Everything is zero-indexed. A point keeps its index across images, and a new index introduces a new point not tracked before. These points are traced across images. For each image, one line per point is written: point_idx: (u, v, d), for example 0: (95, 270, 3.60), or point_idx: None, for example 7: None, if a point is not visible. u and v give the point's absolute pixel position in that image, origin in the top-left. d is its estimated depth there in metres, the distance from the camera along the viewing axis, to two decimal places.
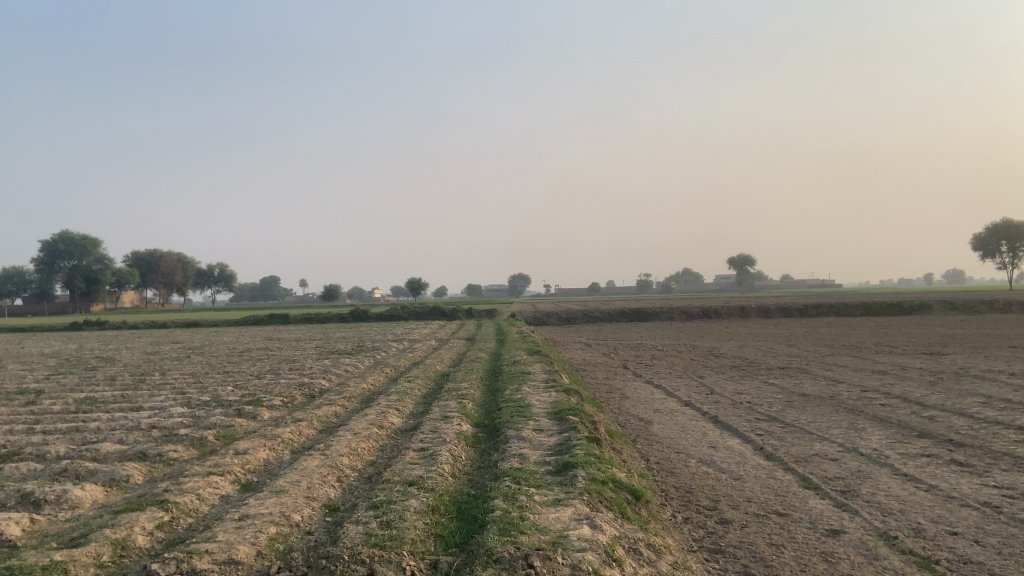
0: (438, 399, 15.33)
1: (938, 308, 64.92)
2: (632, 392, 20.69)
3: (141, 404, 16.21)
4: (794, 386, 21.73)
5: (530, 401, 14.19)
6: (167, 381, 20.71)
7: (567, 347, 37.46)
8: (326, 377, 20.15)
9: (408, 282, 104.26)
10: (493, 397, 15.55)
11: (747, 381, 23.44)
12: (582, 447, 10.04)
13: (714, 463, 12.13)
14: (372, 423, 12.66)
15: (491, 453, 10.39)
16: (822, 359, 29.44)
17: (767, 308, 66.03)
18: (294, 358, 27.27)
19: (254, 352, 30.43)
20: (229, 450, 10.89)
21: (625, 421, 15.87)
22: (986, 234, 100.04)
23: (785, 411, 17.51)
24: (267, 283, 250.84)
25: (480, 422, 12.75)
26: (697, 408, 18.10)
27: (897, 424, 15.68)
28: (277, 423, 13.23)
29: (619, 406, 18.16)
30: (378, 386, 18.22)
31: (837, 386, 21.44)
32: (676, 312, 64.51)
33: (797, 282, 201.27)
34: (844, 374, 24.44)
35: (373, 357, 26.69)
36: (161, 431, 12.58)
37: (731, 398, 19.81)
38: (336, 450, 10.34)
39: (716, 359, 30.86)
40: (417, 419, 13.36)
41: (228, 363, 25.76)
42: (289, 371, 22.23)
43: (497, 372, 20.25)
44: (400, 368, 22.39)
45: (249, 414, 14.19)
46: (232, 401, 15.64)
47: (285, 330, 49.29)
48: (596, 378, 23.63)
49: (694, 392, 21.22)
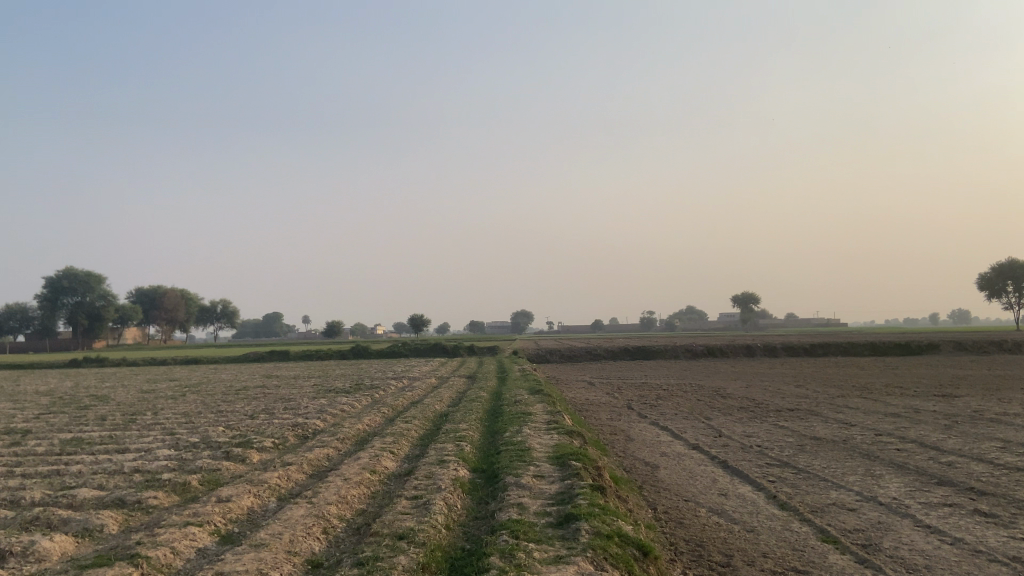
0: (435, 441, 14.74)
1: (946, 348, 64.12)
2: (636, 434, 20.04)
3: (127, 445, 15.60)
4: (804, 429, 21.09)
5: (531, 444, 13.58)
6: (158, 421, 20.13)
7: (570, 386, 36.79)
8: (321, 417, 19.56)
9: (411, 319, 103.75)
10: (493, 439, 14.95)
11: (756, 423, 22.78)
12: (585, 496, 9.43)
13: (726, 513, 11.50)
14: (365, 467, 12.05)
15: (489, 502, 9.79)
16: (831, 400, 28.76)
17: (772, 347, 65.32)
18: (290, 396, 26.67)
19: (250, 390, 29.84)
20: (212, 496, 10.30)
21: (630, 466, 15.23)
22: (992, 274, 99.49)
23: (797, 456, 16.85)
24: (270, 320, 250.59)
25: (477, 466, 12.15)
26: (705, 452, 17.45)
27: (915, 471, 15.03)
28: (265, 467, 12.64)
29: (624, 449, 17.52)
30: (374, 427, 17.60)
31: (849, 430, 20.77)
32: (681, 351, 63.74)
33: (802, 320, 200.37)
34: (856, 416, 23.75)
35: (371, 396, 26.07)
36: (144, 475, 11.98)
37: (739, 441, 19.15)
38: (325, 498, 9.75)
39: (722, 399, 30.17)
40: (412, 463, 12.76)
41: (222, 402, 25.15)
42: (284, 410, 21.64)
43: (498, 413, 19.63)
44: (397, 408, 21.79)
45: (237, 457, 13.61)
46: (222, 442, 15.06)
47: (285, 367, 48.69)
48: (600, 419, 22.97)
49: (701, 434, 20.56)
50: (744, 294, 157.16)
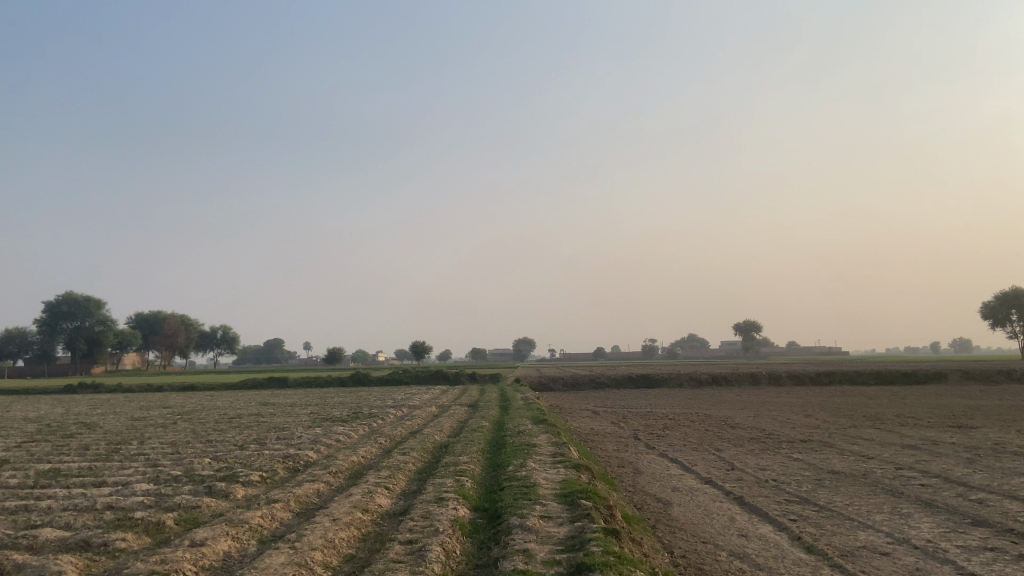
0: (433, 476, 13.79)
1: (954, 377, 62.97)
2: (645, 467, 19.08)
3: (105, 478, 14.66)
4: (821, 462, 20.12)
5: (535, 480, 12.65)
6: (142, 451, 19.21)
7: (573, 414, 35.79)
8: (314, 448, 18.64)
9: (411, 346, 102.67)
10: (495, 474, 14.00)
11: (768, 455, 21.79)
12: (598, 542, 8.49)
13: (749, 557, 10.55)
14: (356, 505, 11.13)
15: (492, 547, 8.87)
16: (845, 431, 27.75)
17: (777, 375, 64.20)
18: (283, 425, 25.70)
19: (244, 418, 28.88)
20: (186, 539, 9.36)
21: (640, 503, 14.28)
22: (997, 303, 98.51)
23: (818, 492, 15.87)
24: (270, 347, 249.51)
25: (478, 505, 11.21)
26: (719, 487, 16.48)
27: (946, 508, 14.08)
28: (248, 504, 11.71)
29: (633, 483, 16.57)
30: (369, 459, 16.65)
31: (868, 463, 19.79)
32: (685, 379, 62.60)
33: (805, 349, 199.08)
34: (872, 448, 22.78)
35: (368, 425, 25.11)
36: (117, 514, 11.06)
37: (754, 475, 18.16)
38: (309, 542, 8.83)
39: (732, 430, 29.13)
40: (408, 501, 11.81)
41: (213, 431, 24.21)
42: (276, 440, 20.69)
43: (499, 443, 18.70)
44: (394, 438, 20.84)
45: (219, 493, 12.68)
46: (205, 476, 14.13)
47: (282, 394, 47.58)
48: (606, 450, 22.04)
49: (712, 466, 19.59)
50: (745, 321, 156.59)
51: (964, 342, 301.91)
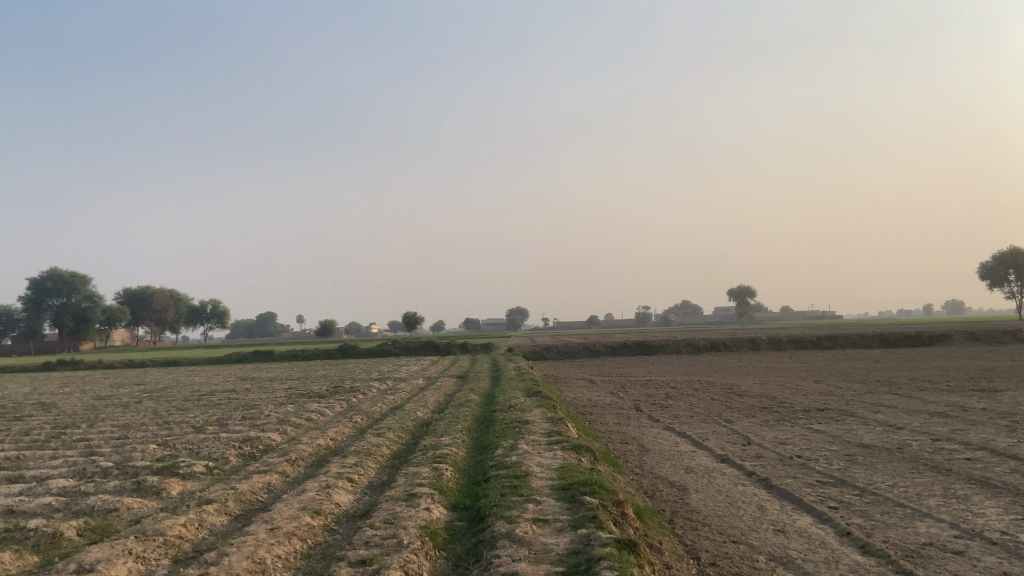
0: (408, 463, 11.66)
1: (958, 338, 61.25)
2: (652, 444, 17.06)
3: (23, 472, 12.53)
4: (845, 434, 18.15)
5: (528, 467, 10.56)
6: (86, 436, 17.13)
7: (570, 385, 33.81)
8: (278, 429, 16.50)
9: (404, 317, 100.64)
10: (481, 460, 11.92)
11: (786, 426, 19.81)
12: (611, 563, 6.36)
13: (795, 562, 8.50)
14: (306, 505, 9.02)
15: (470, 569, 6.80)
16: (861, 398, 25.85)
17: (777, 339, 62.44)
18: (255, 402, 23.62)
19: (215, 395, 26.80)
20: (74, 561, 7.25)
21: (651, 489, 12.22)
22: (995, 263, 96.75)
23: (852, 471, 13.88)
24: (263, 321, 247.18)
25: (458, 504, 9.07)
26: (738, 467, 14.47)
27: (1007, 488, 12.10)
28: (177, 506, 9.61)
29: (639, 465, 14.53)
30: (339, 442, 14.56)
31: (899, 434, 17.83)
32: (683, 345, 60.76)
33: (798, 313, 197.87)
34: (898, 417, 20.85)
35: (346, 401, 22.96)
36: (9, 523, 8.95)
37: (774, 451, 16.16)
38: (229, 566, 6.70)
39: (740, 398, 27.16)
40: (373, 498, 9.71)
41: (174, 410, 22.08)
42: (240, 421, 18.59)
43: (488, 421, 16.60)
44: (372, 417, 18.69)
45: (148, 491, 10.57)
46: (139, 469, 12.02)
47: (266, 368, 45.38)
48: (607, 424, 20.05)
49: (725, 442, 17.58)
50: (739, 286, 154.85)
51: (957, 304, 302.81)
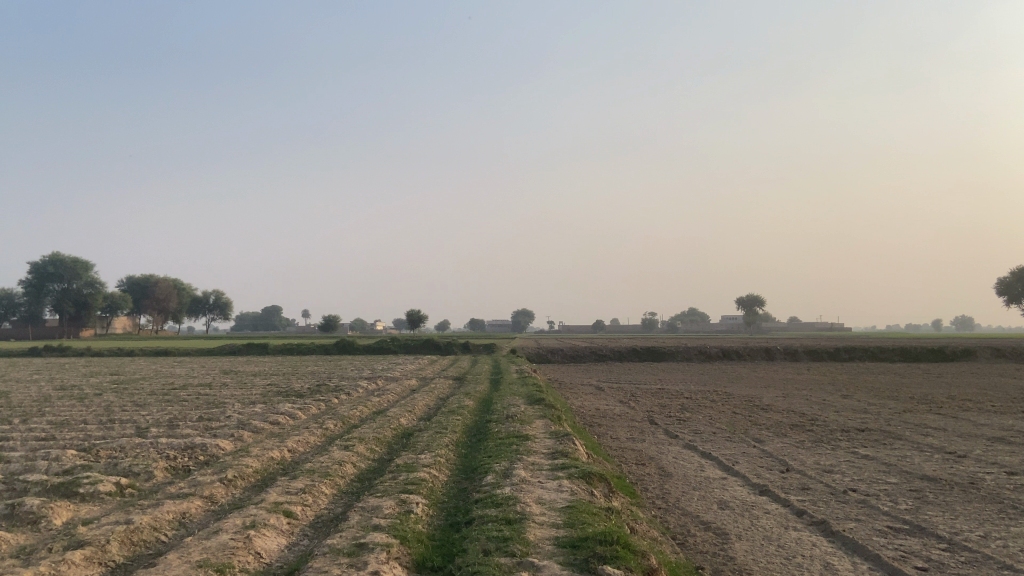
0: (370, 491, 9.04)
1: (984, 355, 58.18)
2: (674, 467, 14.41)
3: None
4: (899, 462, 15.47)
5: (525, 507, 7.93)
6: (7, 434, 14.58)
7: (576, 391, 31.20)
8: (233, 435, 13.95)
9: (409, 314, 98.28)
10: (465, 490, 9.31)
11: (825, 450, 17.14)
12: None
13: None
14: (211, 558, 6.43)
15: None
16: (901, 417, 23.15)
17: (792, 349, 59.63)
18: (223, 400, 21.05)
19: (185, 390, 24.35)
20: None
21: (680, 534, 9.61)
22: (1013, 279, 93.59)
23: (927, 515, 11.21)
24: (269, 313, 245.50)
25: (423, 564, 6.47)
26: (784, 502, 11.83)
27: None
28: (40, 547, 7.00)
29: (662, 496, 11.93)
30: (297, 456, 11.96)
31: (966, 465, 15.11)
32: (694, 352, 57.97)
33: (807, 323, 194.84)
34: (956, 443, 18.10)
35: (324, 402, 20.36)
36: None
37: (822, 482, 13.52)
38: None
39: (765, 413, 24.45)
40: (312, 545, 7.13)
41: (129, 406, 19.59)
42: (193, 422, 15.99)
43: (482, 434, 14.00)
44: (347, 423, 16.06)
45: (20, 520, 8.02)
46: (30, 486, 9.47)
47: (256, 362, 43.12)
48: (619, 440, 17.42)
49: (760, 467, 14.91)
50: (749, 295, 152.39)
51: (967, 321, 298.97)
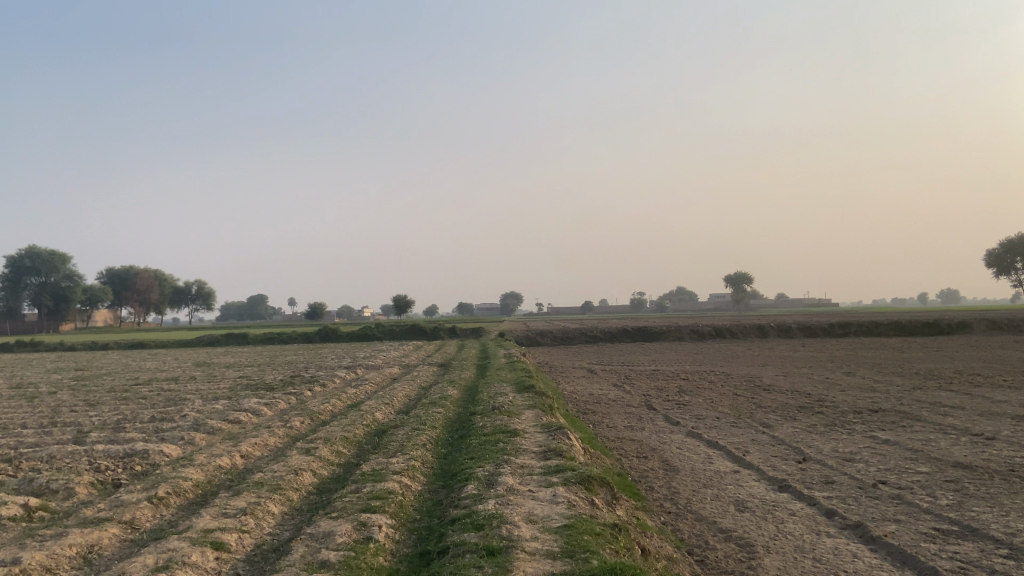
0: (325, 511, 7.46)
1: (979, 326, 57.20)
2: (679, 461, 12.91)
3: None
4: (925, 447, 14.05)
5: (512, 531, 6.34)
6: None
7: (567, 375, 29.73)
8: (183, 439, 12.31)
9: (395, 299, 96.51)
10: (441, 506, 7.72)
11: (840, 434, 15.71)
12: None
13: None
14: None
15: None
16: (912, 395, 21.80)
17: (786, 326, 58.46)
18: (186, 396, 19.39)
19: (148, 386, 22.58)
20: None
21: (698, 549, 8.10)
22: (1001, 250, 92.75)
23: (976, 512, 9.75)
24: (254, 303, 242.56)
25: None
26: (809, 501, 10.32)
27: None
28: None
29: (670, 497, 10.44)
30: (249, 464, 10.33)
31: (998, 449, 13.70)
32: (686, 331, 56.69)
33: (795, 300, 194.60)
34: (979, 422, 16.73)
35: (295, 396, 18.75)
36: None
37: (846, 473, 12.05)
38: None
39: (768, 394, 23.09)
40: None
41: (81, 406, 17.86)
42: (143, 424, 14.32)
43: (465, 431, 12.42)
44: (316, 420, 14.47)
45: None
46: None
47: (234, 353, 41.33)
48: (616, 430, 15.90)
49: (774, 458, 13.43)
50: (737, 273, 151.62)
51: (952, 293, 300.36)
